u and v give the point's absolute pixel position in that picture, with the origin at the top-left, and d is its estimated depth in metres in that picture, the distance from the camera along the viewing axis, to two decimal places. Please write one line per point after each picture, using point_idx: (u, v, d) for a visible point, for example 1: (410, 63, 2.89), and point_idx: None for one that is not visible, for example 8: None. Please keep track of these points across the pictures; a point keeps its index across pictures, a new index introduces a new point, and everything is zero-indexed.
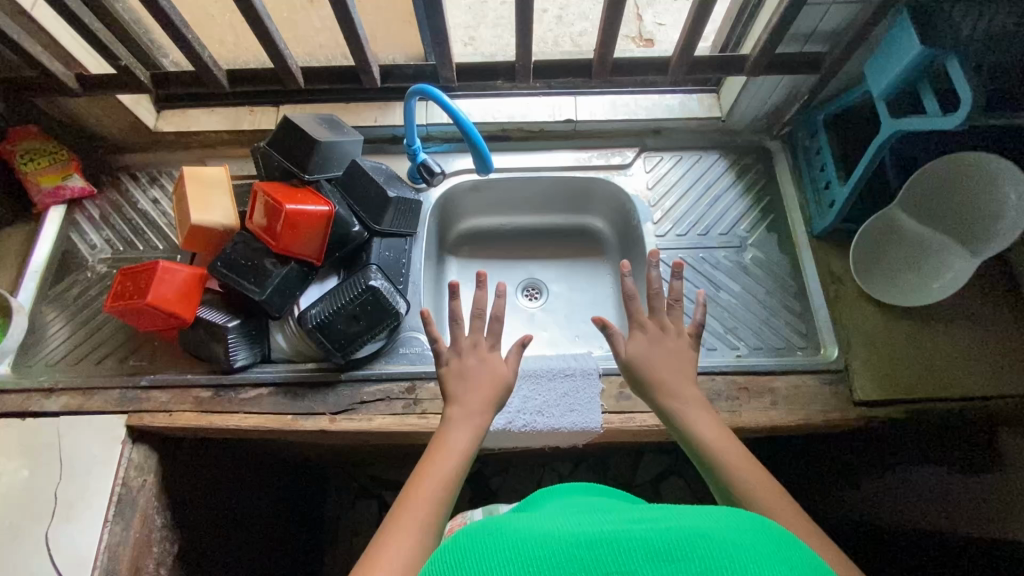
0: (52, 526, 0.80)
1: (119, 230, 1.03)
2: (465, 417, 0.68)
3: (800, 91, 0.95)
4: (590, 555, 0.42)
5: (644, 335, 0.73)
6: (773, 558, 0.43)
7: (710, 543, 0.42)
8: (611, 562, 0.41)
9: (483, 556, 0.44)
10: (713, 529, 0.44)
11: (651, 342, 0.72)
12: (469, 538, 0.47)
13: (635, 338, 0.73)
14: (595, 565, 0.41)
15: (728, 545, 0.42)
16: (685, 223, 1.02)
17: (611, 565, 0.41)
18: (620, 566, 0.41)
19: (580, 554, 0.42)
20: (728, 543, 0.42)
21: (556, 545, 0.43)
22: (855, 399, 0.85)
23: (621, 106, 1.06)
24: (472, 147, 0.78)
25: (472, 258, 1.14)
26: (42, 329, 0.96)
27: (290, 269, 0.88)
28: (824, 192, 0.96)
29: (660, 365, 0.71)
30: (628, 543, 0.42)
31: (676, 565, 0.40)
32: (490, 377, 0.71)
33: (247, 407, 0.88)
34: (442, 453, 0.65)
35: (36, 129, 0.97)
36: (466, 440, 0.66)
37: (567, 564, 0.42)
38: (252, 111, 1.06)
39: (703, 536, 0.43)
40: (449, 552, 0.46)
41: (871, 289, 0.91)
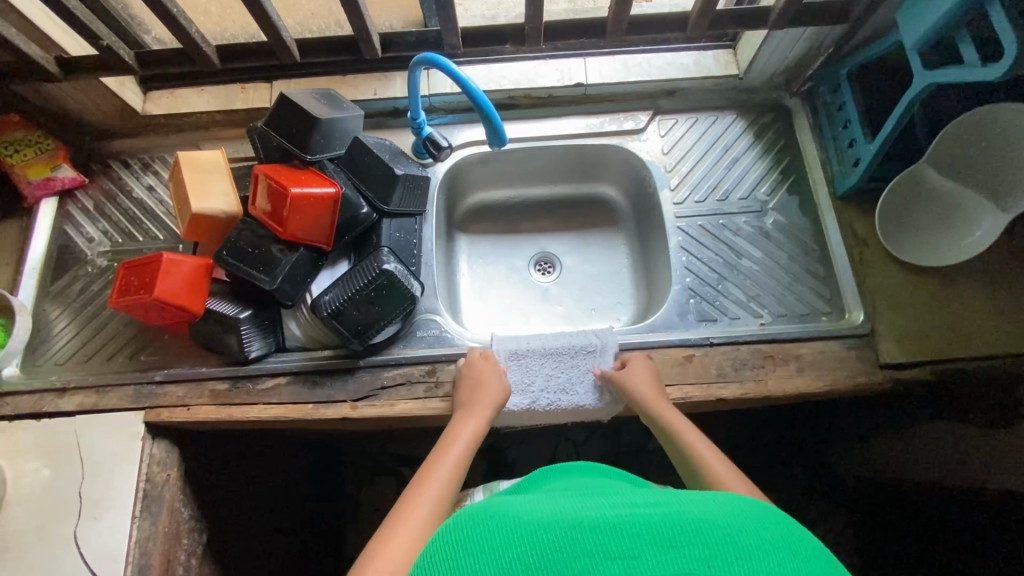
0: (80, 524, 0.80)
1: (116, 221, 0.99)
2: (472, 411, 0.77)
3: (823, 45, 0.90)
4: (595, 541, 0.43)
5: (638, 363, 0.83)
6: (773, 545, 0.43)
7: (713, 532, 0.43)
8: (614, 548, 0.42)
9: (490, 542, 0.45)
10: (716, 517, 0.45)
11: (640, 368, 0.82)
12: (477, 524, 0.48)
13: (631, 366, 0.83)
14: (601, 550, 0.42)
15: (729, 532, 0.44)
16: (702, 188, 0.98)
17: (615, 550, 0.42)
18: (625, 552, 0.42)
19: (585, 540, 0.43)
20: (729, 530, 0.44)
21: (562, 530, 0.44)
22: (881, 361, 0.84)
23: (633, 66, 1.00)
24: (484, 118, 0.73)
25: (482, 234, 1.11)
26: (47, 328, 0.94)
27: (299, 255, 0.85)
28: (847, 150, 0.92)
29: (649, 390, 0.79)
30: (631, 530, 0.43)
31: (677, 553, 0.42)
32: (492, 381, 0.81)
33: (266, 397, 0.86)
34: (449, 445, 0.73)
35: (16, 118, 0.92)
36: (472, 430, 0.75)
37: (574, 549, 0.42)
38: (243, 89, 1.00)
39: (706, 524, 0.44)
40: (459, 537, 0.47)
41: (896, 248, 0.89)
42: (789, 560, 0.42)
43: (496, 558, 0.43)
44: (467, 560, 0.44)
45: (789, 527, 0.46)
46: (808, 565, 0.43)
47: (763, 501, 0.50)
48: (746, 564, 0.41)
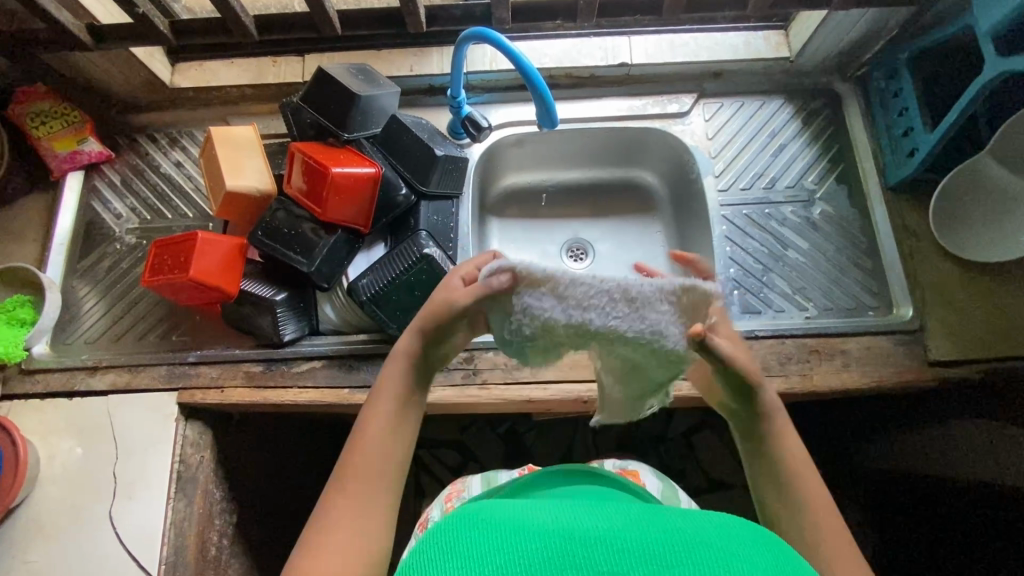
0: (116, 503, 0.80)
1: (144, 197, 0.97)
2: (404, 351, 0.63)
3: (885, 27, 0.86)
4: (583, 553, 0.39)
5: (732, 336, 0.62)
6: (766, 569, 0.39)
7: (707, 551, 0.39)
8: (601, 559, 0.38)
9: (471, 542, 0.41)
10: (708, 536, 0.41)
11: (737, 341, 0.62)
12: (460, 522, 0.44)
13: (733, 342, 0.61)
14: (587, 562, 0.38)
15: (724, 555, 0.39)
16: (748, 175, 0.95)
17: (603, 564, 0.38)
18: (614, 566, 0.38)
19: (574, 551, 0.39)
20: (724, 553, 0.39)
21: (549, 536, 0.40)
22: (929, 359, 0.82)
23: (679, 47, 0.97)
24: (536, 96, 0.71)
25: (515, 218, 1.09)
26: (76, 306, 0.92)
27: (337, 237, 0.83)
28: (902, 139, 0.89)
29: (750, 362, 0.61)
30: (621, 543, 0.39)
31: (669, 570, 0.37)
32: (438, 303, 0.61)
33: (301, 381, 0.85)
34: (377, 403, 0.60)
35: (44, 88, 0.91)
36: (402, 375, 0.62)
37: (561, 561, 0.38)
38: (274, 63, 0.97)
39: (700, 543, 0.40)
40: (436, 534, 0.43)
41: (959, 250, 0.85)
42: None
43: (476, 558, 0.39)
44: (440, 557, 0.40)
45: (788, 560, 0.41)
46: None
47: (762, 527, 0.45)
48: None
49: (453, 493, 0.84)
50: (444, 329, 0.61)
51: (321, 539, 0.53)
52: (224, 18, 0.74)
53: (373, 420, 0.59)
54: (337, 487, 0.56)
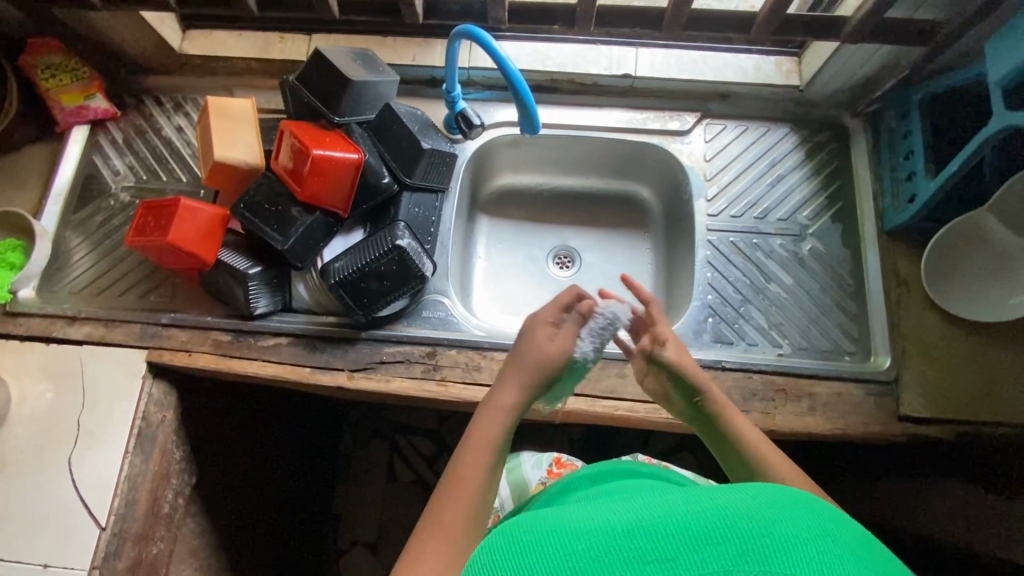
0: (76, 450, 0.83)
1: (143, 157, 1.00)
2: (517, 375, 0.63)
3: (898, 65, 0.83)
4: (630, 545, 0.38)
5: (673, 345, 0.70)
6: (814, 531, 0.38)
7: (742, 521, 0.38)
8: (647, 549, 0.38)
9: (521, 559, 0.40)
10: (744, 505, 0.40)
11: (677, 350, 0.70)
12: (507, 538, 0.43)
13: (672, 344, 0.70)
14: (634, 556, 0.37)
15: (769, 522, 0.38)
16: (741, 203, 0.93)
17: (648, 552, 0.37)
18: (660, 554, 0.37)
19: (621, 545, 0.38)
20: (764, 518, 0.38)
21: (594, 535, 0.39)
22: (899, 413, 0.80)
23: (687, 63, 0.95)
24: (518, 100, 0.70)
25: (504, 219, 1.08)
26: (65, 255, 0.95)
27: (315, 218, 0.84)
28: (904, 184, 0.86)
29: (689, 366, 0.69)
30: (659, 529, 0.39)
31: (714, 549, 0.37)
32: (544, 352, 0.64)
33: (266, 355, 0.86)
34: (478, 444, 0.58)
35: (55, 42, 0.93)
36: (514, 398, 0.62)
37: (607, 556, 0.38)
38: (281, 39, 0.98)
39: (734, 513, 0.39)
40: (491, 557, 0.42)
41: (956, 308, 0.82)
42: (830, 547, 0.37)
43: (530, 571, 0.39)
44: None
45: (829, 513, 0.41)
46: (854, 553, 0.37)
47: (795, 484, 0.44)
48: (788, 556, 0.36)
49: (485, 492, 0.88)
50: (542, 379, 0.64)
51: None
52: None
53: (474, 461, 0.56)
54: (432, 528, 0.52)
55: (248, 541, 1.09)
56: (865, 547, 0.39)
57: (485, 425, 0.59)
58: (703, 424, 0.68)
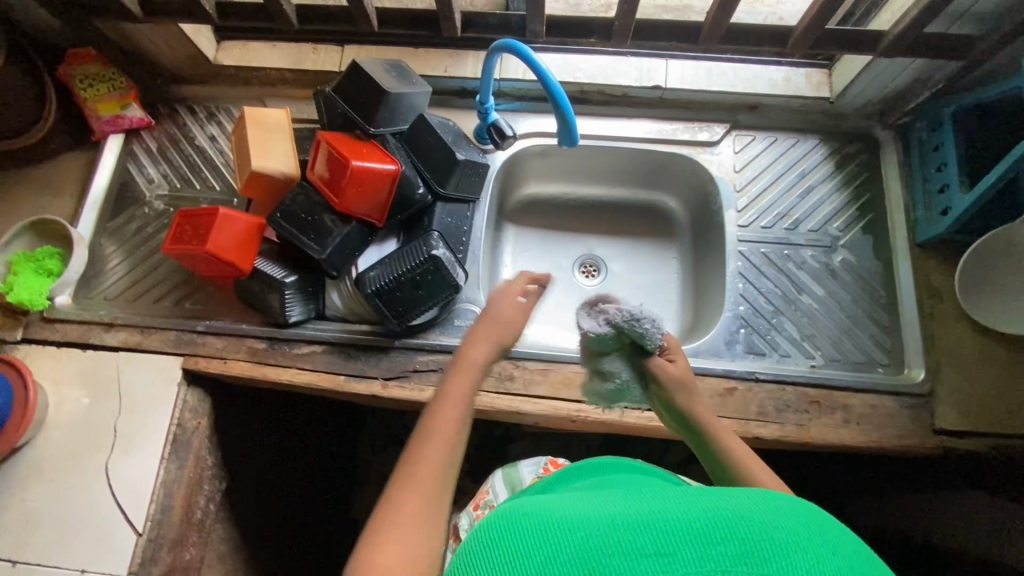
0: (113, 456, 0.84)
1: (176, 166, 1.01)
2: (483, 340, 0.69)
3: (932, 77, 0.83)
4: (628, 537, 0.37)
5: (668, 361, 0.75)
6: (819, 541, 0.37)
7: (747, 525, 0.37)
8: (645, 542, 0.37)
9: (513, 541, 0.39)
10: (750, 510, 0.39)
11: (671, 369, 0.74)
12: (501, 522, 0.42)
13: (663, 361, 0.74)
14: (633, 548, 0.37)
15: (773, 529, 0.37)
16: (771, 214, 0.93)
17: (648, 546, 0.37)
18: (659, 548, 0.36)
19: (618, 535, 0.37)
20: (765, 522, 0.38)
21: (592, 525, 0.39)
22: (935, 426, 0.79)
23: (717, 75, 0.95)
24: (558, 112, 0.71)
25: (531, 228, 1.09)
26: (100, 262, 0.96)
27: (351, 228, 0.85)
28: (937, 196, 0.86)
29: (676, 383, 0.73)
30: (660, 525, 0.38)
31: (715, 549, 0.36)
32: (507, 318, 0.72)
33: (301, 363, 0.87)
34: (452, 399, 0.60)
35: (93, 52, 0.95)
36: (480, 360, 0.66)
37: (604, 547, 0.37)
38: (314, 50, 0.99)
39: (739, 517, 0.38)
40: (481, 538, 0.41)
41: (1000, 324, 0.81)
42: (831, 556, 0.36)
43: (526, 556, 0.38)
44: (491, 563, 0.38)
45: (830, 523, 0.40)
46: (858, 566, 0.37)
47: (792, 493, 0.44)
48: (789, 562, 0.35)
49: (482, 496, 0.87)
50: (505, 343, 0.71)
51: (395, 531, 0.48)
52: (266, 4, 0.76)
53: (446, 409, 0.58)
54: (403, 478, 0.52)
55: (273, 547, 1.10)
56: (868, 560, 0.38)
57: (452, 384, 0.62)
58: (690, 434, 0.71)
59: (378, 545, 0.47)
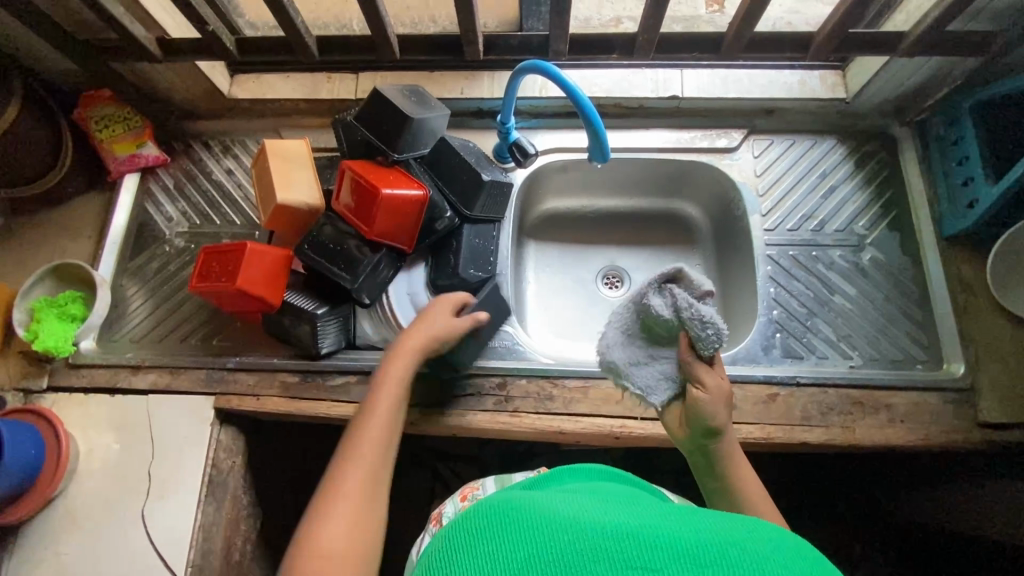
0: (148, 502, 0.82)
1: (195, 202, 1.00)
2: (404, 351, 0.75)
3: (950, 74, 0.84)
4: (617, 548, 0.38)
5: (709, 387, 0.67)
6: None
7: (739, 554, 0.38)
8: (632, 553, 0.38)
9: (501, 533, 0.41)
10: (743, 541, 0.39)
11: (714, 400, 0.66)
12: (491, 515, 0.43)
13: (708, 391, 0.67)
14: (621, 559, 0.37)
15: (763, 561, 0.37)
16: (796, 216, 0.94)
17: (636, 558, 0.37)
18: (647, 562, 0.37)
19: (607, 545, 0.38)
20: (757, 556, 0.38)
21: (583, 530, 0.39)
22: (979, 420, 0.79)
23: (733, 81, 0.96)
24: (589, 128, 0.71)
25: (551, 243, 1.08)
26: (123, 304, 0.95)
27: (380, 256, 0.84)
28: (960, 189, 0.86)
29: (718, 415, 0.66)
30: (651, 539, 0.38)
31: (704, 570, 0.36)
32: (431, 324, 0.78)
33: (335, 395, 0.86)
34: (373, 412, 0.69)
35: (107, 93, 0.95)
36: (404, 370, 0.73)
37: (592, 554, 0.38)
38: (328, 79, 0.99)
39: (733, 546, 0.38)
40: (465, 528, 0.43)
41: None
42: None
43: (517, 548, 0.39)
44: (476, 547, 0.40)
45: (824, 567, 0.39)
46: None
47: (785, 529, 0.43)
48: None
49: (468, 491, 0.81)
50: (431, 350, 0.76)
51: (336, 511, 0.59)
52: (288, 37, 0.76)
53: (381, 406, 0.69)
54: (342, 467, 0.63)
55: None
56: None
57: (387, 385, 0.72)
58: (702, 459, 0.69)
59: (320, 522, 0.58)
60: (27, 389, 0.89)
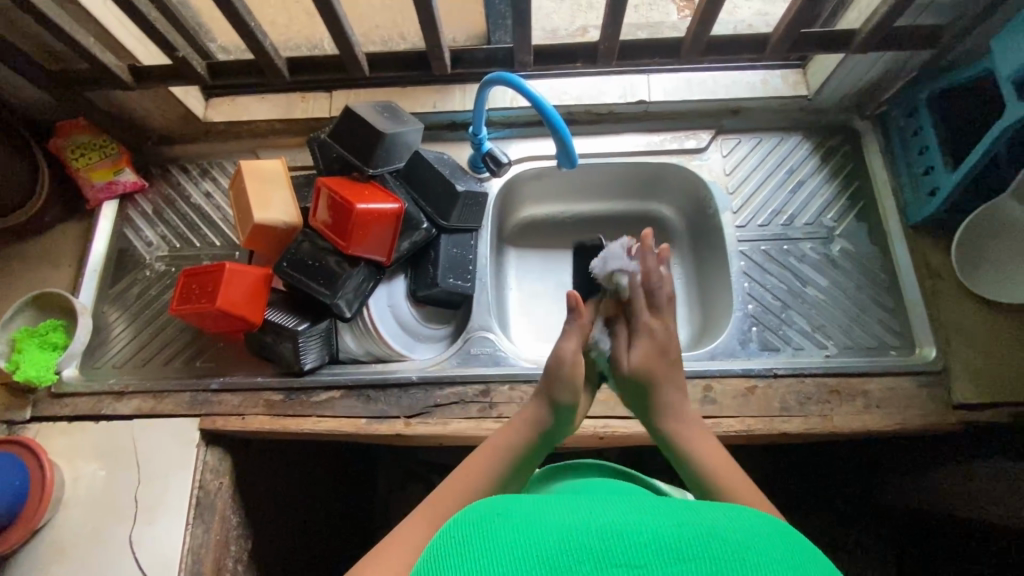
0: (135, 527, 0.82)
1: (173, 225, 1.01)
2: (525, 413, 0.71)
3: (903, 68, 0.87)
4: (603, 548, 0.39)
5: (648, 339, 0.75)
6: (789, 564, 0.39)
7: (719, 543, 0.39)
8: (616, 552, 0.39)
9: (491, 541, 0.41)
10: (721, 530, 0.41)
11: (648, 342, 0.75)
12: (481, 521, 0.44)
13: (641, 344, 0.75)
14: (606, 557, 0.39)
15: (741, 546, 0.39)
16: (766, 212, 0.96)
17: (620, 556, 0.39)
18: (631, 559, 0.38)
19: (593, 545, 0.39)
20: (735, 542, 0.40)
21: (569, 534, 0.41)
22: (953, 402, 0.81)
23: (697, 84, 0.98)
24: (556, 136, 0.72)
25: (531, 250, 1.10)
26: (105, 330, 0.95)
27: (359, 270, 0.85)
28: (922, 178, 0.89)
29: (643, 359, 0.74)
30: (635, 537, 0.40)
31: (685, 564, 0.38)
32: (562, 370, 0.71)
33: (319, 410, 0.86)
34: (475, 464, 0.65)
35: (83, 122, 0.95)
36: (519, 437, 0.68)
37: (578, 554, 0.39)
38: (302, 99, 1.01)
39: (713, 535, 0.40)
40: (457, 534, 0.43)
41: (996, 296, 0.84)
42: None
43: (505, 555, 0.39)
44: (467, 555, 0.40)
45: (799, 546, 0.42)
46: None
47: (760, 512, 0.46)
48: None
49: None
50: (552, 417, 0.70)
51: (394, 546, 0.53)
52: (258, 59, 0.78)
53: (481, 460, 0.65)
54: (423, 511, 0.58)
55: None
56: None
57: (500, 436, 0.69)
58: (635, 399, 0.75)
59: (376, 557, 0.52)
60: (10, 420, 0.88)
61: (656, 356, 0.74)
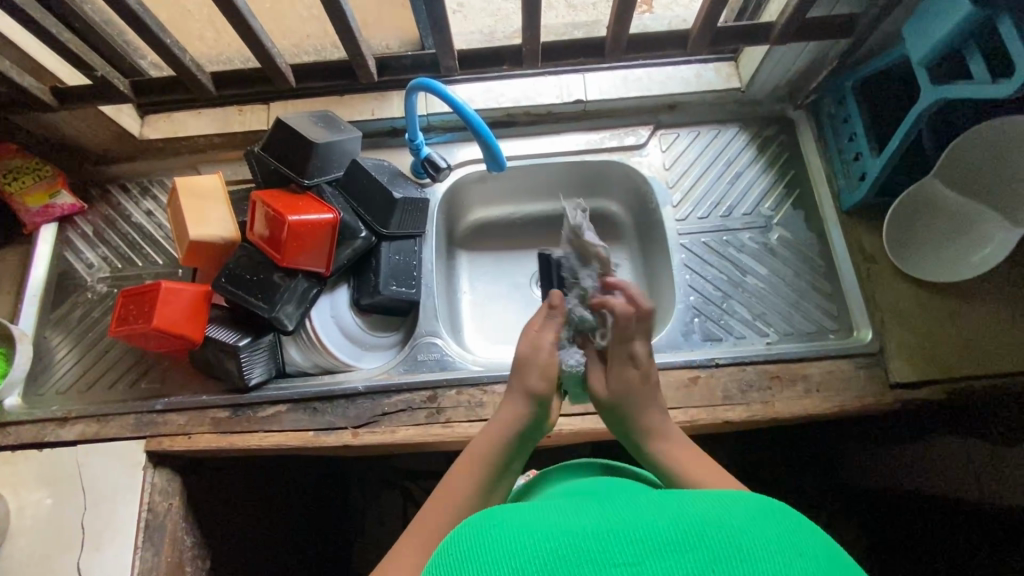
0: (83, 554, 0.80)
1: (115, 245, 1.00)
2: (502, 412, 0.62)
3: (826, 57, 0.88)
4: (599, 548, 0.34)
5: (629, 369, 0.63)
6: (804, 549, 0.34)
7: (719, 529, 0.35)
8: (614, 550, 0.34)
9: (478, 556, 0.36)
10: (723, 513, 0.36)
11: (621, 372, 0.64)
12: (467, 537, 0.38)
13: (622, 374, 0.64)
14: (603, 556, 0.33)
15: (746, 530, 0.35)
16: (706, 204, 0.97)
17: (618, 554, 0.33)
18: (629, 557, 0.33)
19: (589, 548, 0.34)
20: (739, 526, 0.35)
21: (560, 537, 0.35)
22: (891, 381, 0.82)
23: (633, 81, 0.99)
24: (480, 139, 0.73)
25: (482, 252, 1.10)
26: (48, 355, 0.94)
27: (298, 282, 0.85)
28: (853, 164, 0.90)
29: (621, 391, 0.63)
30: (632, 533, 0.35)
31: (682, 555, 0.33)
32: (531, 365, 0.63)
33: (266, 425, 0.85)
34: (453, 484, 0.57)
35: (14, 146, 0.93)
36: (498, 440, 0.60)
37: (573, 557, 0.34)
38: (240, 112, 1.00)
39: (715, 522, 0.35)
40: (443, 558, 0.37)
41: (919, 273, 0.86)
42: (801, 561, 0.33)
43: (491, 570, 0.34)
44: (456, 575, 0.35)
45: (812, 528, 0.37)
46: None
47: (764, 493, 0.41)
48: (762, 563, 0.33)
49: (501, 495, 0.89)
50: (532, 411, 0.62)
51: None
52: (179, 74, 0.77)
53: (459, 481, 0.57)
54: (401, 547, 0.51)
55: None
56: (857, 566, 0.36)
57: (479, 442, 0.61)
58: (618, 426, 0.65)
59: None
60: None
61: (638, 383, 0.64)
